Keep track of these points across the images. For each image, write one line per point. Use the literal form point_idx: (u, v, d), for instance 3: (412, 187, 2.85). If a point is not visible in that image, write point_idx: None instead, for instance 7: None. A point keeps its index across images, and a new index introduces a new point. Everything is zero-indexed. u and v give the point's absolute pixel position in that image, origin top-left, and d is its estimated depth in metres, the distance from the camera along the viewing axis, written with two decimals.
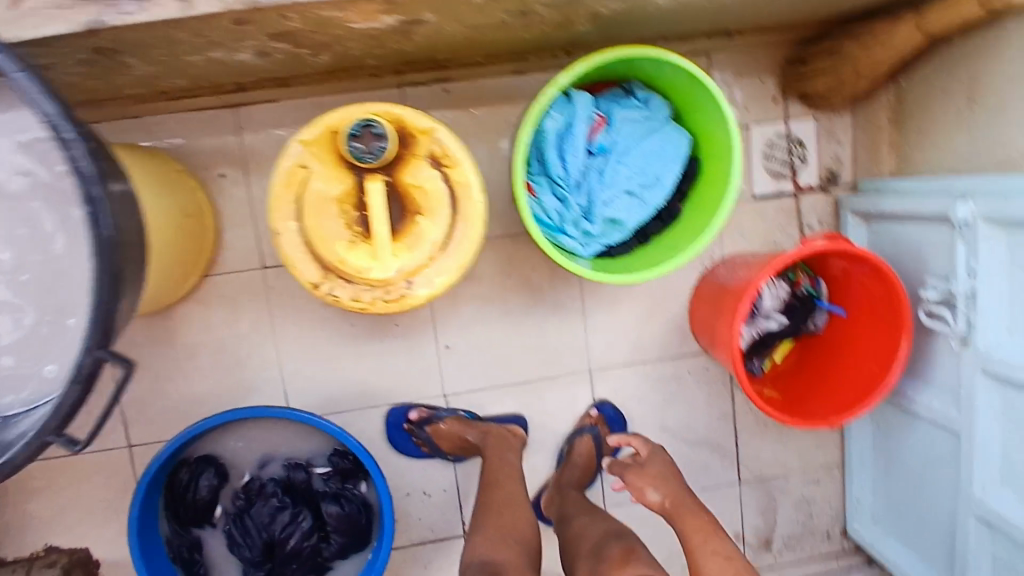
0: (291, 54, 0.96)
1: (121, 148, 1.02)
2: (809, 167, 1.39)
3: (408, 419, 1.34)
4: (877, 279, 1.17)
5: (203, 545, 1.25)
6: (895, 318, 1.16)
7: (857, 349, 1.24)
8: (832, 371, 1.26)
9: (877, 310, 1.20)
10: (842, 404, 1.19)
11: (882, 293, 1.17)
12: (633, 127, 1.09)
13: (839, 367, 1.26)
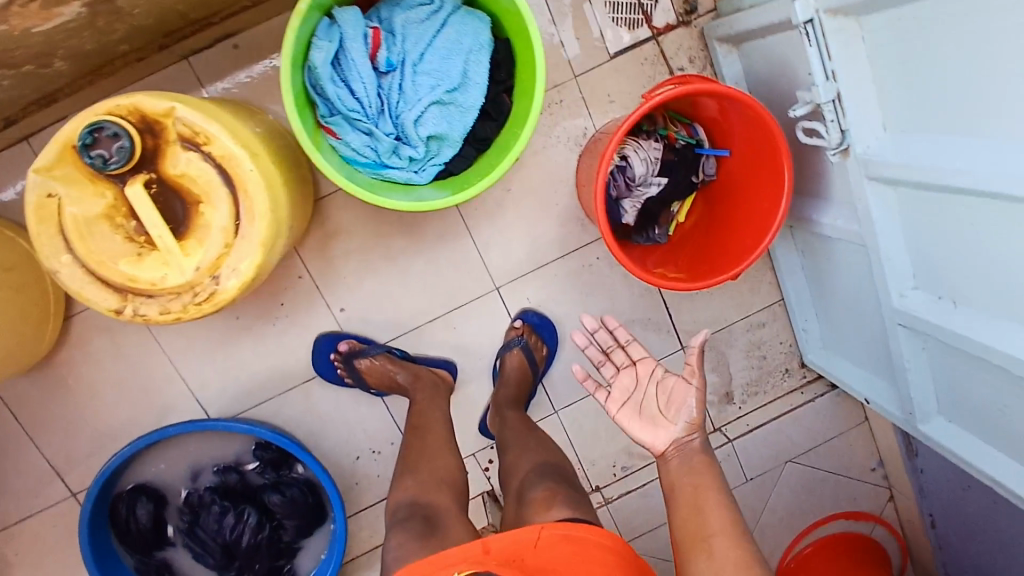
0: (17, 74, 0.91)
1: None
2: (661, 4, 1.25)
3: (337, 350, 1.27)
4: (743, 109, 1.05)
5: (171, 564, 1.27)
6: (772, 145, 1.04)
7: (749, 188, 1.14)
8: (733, 218, 1.17)
9: (756, 142, 1.09)
10: (743, 251, 1.10)
11: (753, 123, 1.05)
12: (419, 29, 0.96)
13: (737, 211, 1.16)
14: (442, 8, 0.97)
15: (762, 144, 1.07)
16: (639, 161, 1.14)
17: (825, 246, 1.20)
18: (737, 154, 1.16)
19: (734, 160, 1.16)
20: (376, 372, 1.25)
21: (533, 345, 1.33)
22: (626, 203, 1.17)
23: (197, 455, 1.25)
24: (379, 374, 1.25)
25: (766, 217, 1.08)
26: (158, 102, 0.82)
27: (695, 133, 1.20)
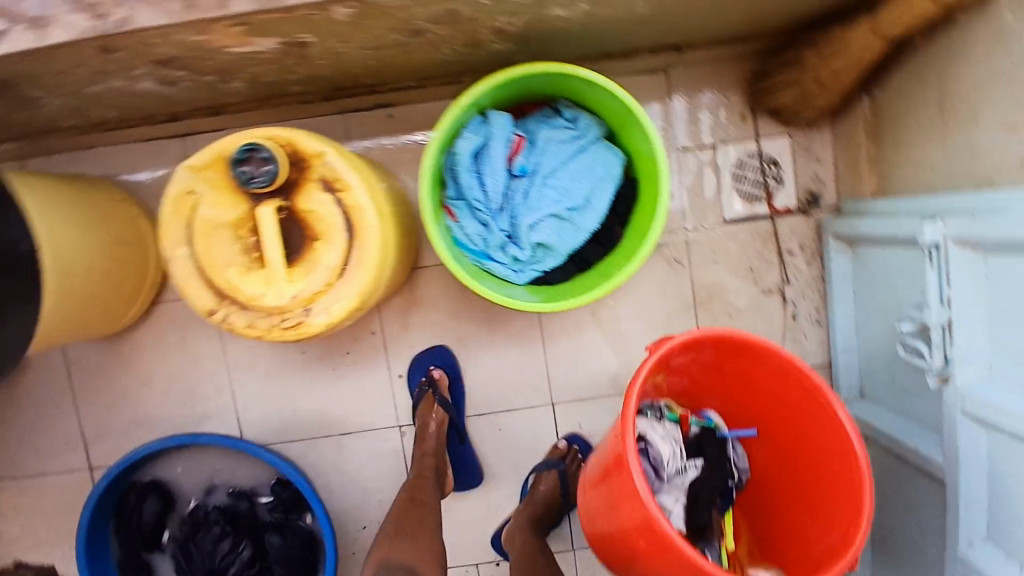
0: (199, 82, 0.96)
1: (31, 176, 0.99)
2: (786, 188, 1.27)
3: (438, 368, 1.30)
4: (784, 376, 0.93)
5: (152, 568, 1.27)
6: (812, 399, 0.91)
7: (811, 454, 0.96)
8: (812, 490, 0.96)
9: (795, 402, 0.96)
10: (844, 528, 0.87)
11: (800, 398, 0.94)
12: (558, 148, 1.03)
13: (811, 481, 0.96)
14: (584, 136, 1.03)
15: (802, 407, 0.94)
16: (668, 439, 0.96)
17: (901, 467, 1.13)
18: (764, 429, 1.04)
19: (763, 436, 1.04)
20: (428, 410, 1.26)
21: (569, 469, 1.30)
22: (666, 498, 0.96)
23: (215, 471, 1.24)
24: (427, 416, 1.26)
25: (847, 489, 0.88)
26: (313, 142, 0.89)
27: (709, 419, 1.06)
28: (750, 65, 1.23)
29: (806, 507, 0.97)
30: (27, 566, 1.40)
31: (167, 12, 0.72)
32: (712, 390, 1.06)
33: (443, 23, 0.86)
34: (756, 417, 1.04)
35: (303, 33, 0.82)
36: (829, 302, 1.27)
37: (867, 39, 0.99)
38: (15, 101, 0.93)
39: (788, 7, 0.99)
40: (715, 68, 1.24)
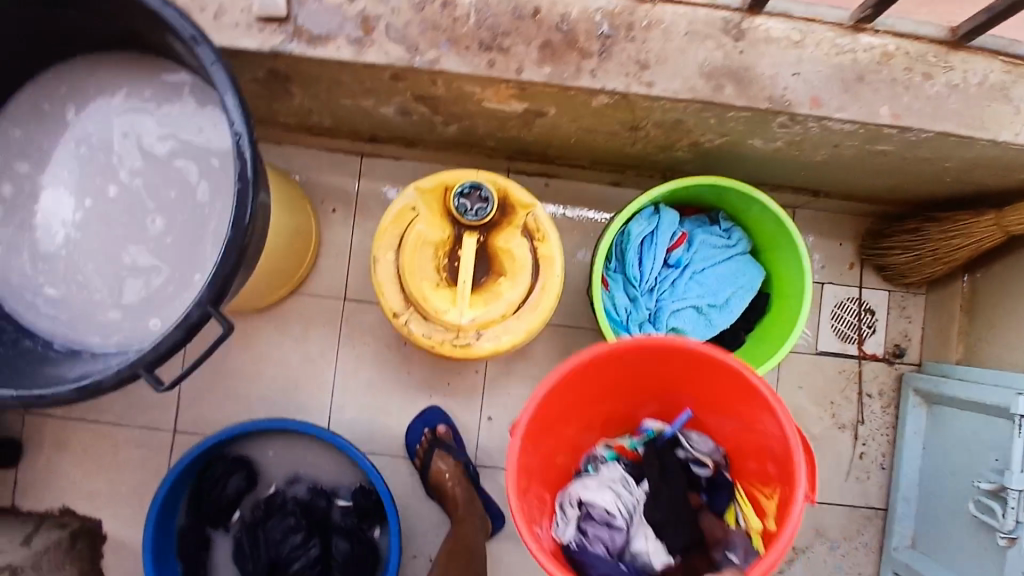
0: (426, 117, 1.11)
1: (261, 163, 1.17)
2: (876, 336, 1.39)
3: (432, 428, 1.35)
4: (662, 358, 0.97)
5: (211, 545, 1.29)
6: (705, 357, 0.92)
7: (729, 410, 1.01)
8: (743, 442, 1.02)
9: (697, 371, 0.98)
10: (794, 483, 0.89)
11: (683, 364, 0.97)
12: (710, 251, 1.15)
13: (739, 437, 1.02)
14: (735, 247, 1.16)
15: (666, 359, 0.97)
16: (605, 499, 0.99)
17: None
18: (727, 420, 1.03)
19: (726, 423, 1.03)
20: (449, 472, 1.32)
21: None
22: (639, 541, 0.99)
23: (305, 464, 1.31)
24: (448, 477, 1.32)
25: (756, 404, 0.92)
26: (525, 194, 1.02)
27: (651, 429, 1.10)
28: (868, 224, 1.38)
29: (755, 461, 1.00)
30: (71, 513, 1.37)
31: (470, 64, 0.88)
32: (619, 393, 1.06)
33: (662, 127, 1.01)
34: (675, 392, 1.05)
35: (550, 106, 0.97)
36: (897, 450, 1.36)
37: (991, 228, 1.15)
38: (272, 91, 1.05)
39: (929, 185, 1.16)
40: (839, 218, 1.38)
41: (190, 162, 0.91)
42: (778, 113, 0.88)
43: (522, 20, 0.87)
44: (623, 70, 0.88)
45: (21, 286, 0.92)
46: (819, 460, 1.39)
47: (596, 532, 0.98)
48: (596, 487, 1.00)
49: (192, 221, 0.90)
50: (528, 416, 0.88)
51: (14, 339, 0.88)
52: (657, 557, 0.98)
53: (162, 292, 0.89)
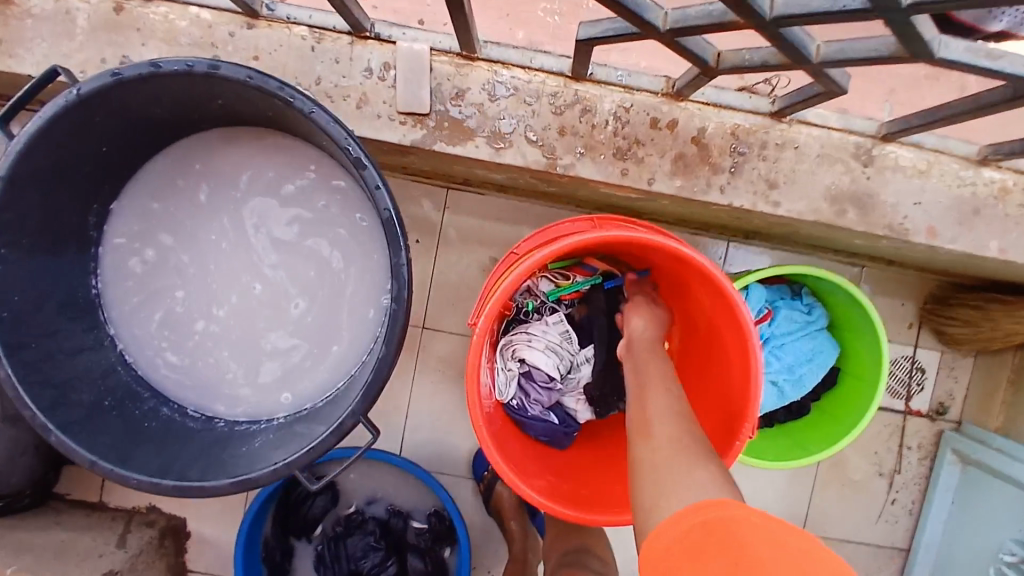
0: (532, 183, 1.12)
1: None
2: (923, 394, 1.45)
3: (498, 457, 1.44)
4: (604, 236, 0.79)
5: (293, 555, 1.39)
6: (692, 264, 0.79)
7: (722, 346, 0.86)
8: (709, 393, 0.89)
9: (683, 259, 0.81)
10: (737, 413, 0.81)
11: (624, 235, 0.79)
12: (792, 327, 1.19)
13: (708, 385, 0.89)
14: (814, 323, 1.20)
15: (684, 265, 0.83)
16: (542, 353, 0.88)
17: None
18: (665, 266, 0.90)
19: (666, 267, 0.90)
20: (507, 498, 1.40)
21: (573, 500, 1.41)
22: (570, 398, 0.92)
23: (383, 487, 1.40)
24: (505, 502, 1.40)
25: (738, 350, 0.81)
26: None
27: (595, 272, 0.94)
28: (932, 288, 1.42)
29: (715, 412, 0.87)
30: (158, 510, 1.47)
31: (603, 170, 0.90)
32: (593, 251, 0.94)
33: (768, 221, 1.04)
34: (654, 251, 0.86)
35: (664, 200, 0.99)
36: (927, 501, 1.45)
37: None
38: (388, 154, 1.07)
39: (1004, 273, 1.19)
40: (904, 279, 1.43)
41: (320, 239, 0.94)
42: (892, 239, 0.92)
43: (658, 130, 0.89)
44: (750, 186, 0.90)
45: (145, 346, 0.96)
46: (858, 504, 1.47)
47: (528, 400, 0.89)
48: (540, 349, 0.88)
49: (330, 298, 0.94)
50: (488, 319, 0.77)
51: (153, 408, 0.93)
52: (583, 414, 0.92)
53: (300, 367, 0.95)
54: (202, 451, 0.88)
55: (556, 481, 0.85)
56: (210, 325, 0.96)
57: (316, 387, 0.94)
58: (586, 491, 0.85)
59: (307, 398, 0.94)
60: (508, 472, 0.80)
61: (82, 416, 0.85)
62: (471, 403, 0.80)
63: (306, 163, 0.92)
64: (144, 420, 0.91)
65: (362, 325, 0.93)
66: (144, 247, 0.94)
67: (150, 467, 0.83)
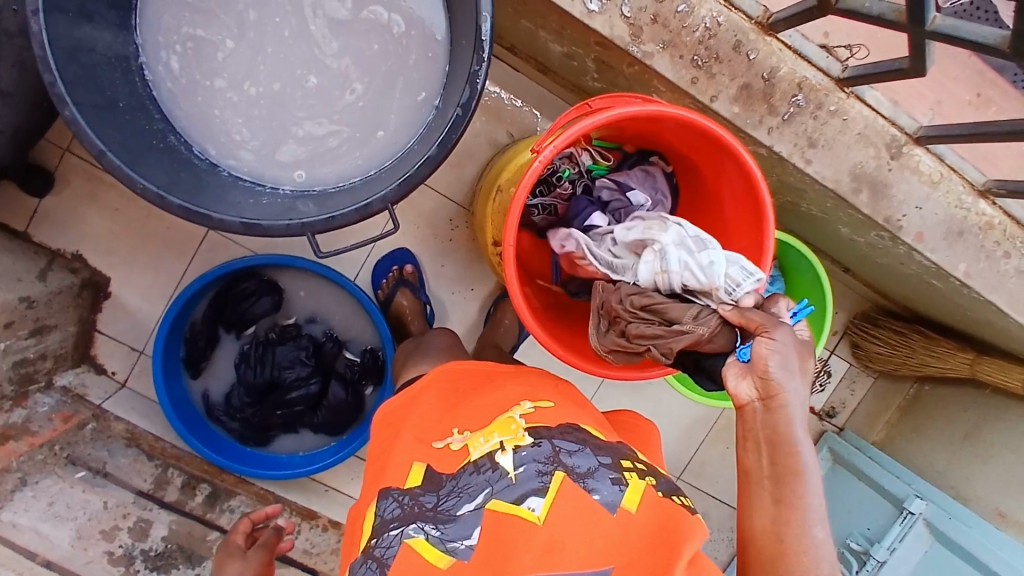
0: (586, 69, 1.14)
1: None
2: (822, 394, 1.61)
3: (402, 267, 1.43)
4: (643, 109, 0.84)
5: (216, 346, 1.37)
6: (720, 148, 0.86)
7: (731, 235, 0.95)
8: None
9: (708, 145, 0.89)
10: None
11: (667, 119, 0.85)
12: None
13: None
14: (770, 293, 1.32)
15: (713, 155, 0.91)
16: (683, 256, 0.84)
17: None
18: (689, 155, 0.97)
19: (692, 158, 0.97)
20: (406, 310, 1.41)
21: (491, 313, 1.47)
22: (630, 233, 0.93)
23: (330, 312, 1.42)
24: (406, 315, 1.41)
25: (754, 238, 0.89)
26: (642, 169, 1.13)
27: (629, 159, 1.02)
28: (865, 307, 1.58)
29: None
30: (83, 260, 1.41)
31: (676, 72, 0.94)
32: (632, 132, 1.00)
33: (782, 183, 1.11)
34: (682, 141, 0.94)
35: None
36: None
37: (962, 363, 1.37)
38: None
39: (939, 310, 1.33)
40: (847, 291, 1.57)
41: (382, 24, 0.92)
42: (886, 230, 1.02)
43: (738, 54, 0.93)
44: (793, 138, 0.97)
45: (172, 70, 0.91)
46: (732, 468, 1.64)
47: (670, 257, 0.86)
48: (712, 260, 0.81)
49: (383, 83, 0.93)
50: (554, 153, 0.80)
51: (162, 131, 0.89)
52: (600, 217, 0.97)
53: (333, 150, 0.93)
54: (206, 187, 0.85)
55: (558, 336, 0.96)
56: (233, 88, 0.92)
57: (339, 171, 0.93)
58: (578, 348, 0.96)
59: (323, 180, 0.93)
60: (522, 313, 0.88)
61: (93, 106, 0.80)
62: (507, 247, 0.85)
63: None
64: (153, 136, 0.87)
65: (412, 119, 0.92)
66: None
67: (157, 179, 0.81)
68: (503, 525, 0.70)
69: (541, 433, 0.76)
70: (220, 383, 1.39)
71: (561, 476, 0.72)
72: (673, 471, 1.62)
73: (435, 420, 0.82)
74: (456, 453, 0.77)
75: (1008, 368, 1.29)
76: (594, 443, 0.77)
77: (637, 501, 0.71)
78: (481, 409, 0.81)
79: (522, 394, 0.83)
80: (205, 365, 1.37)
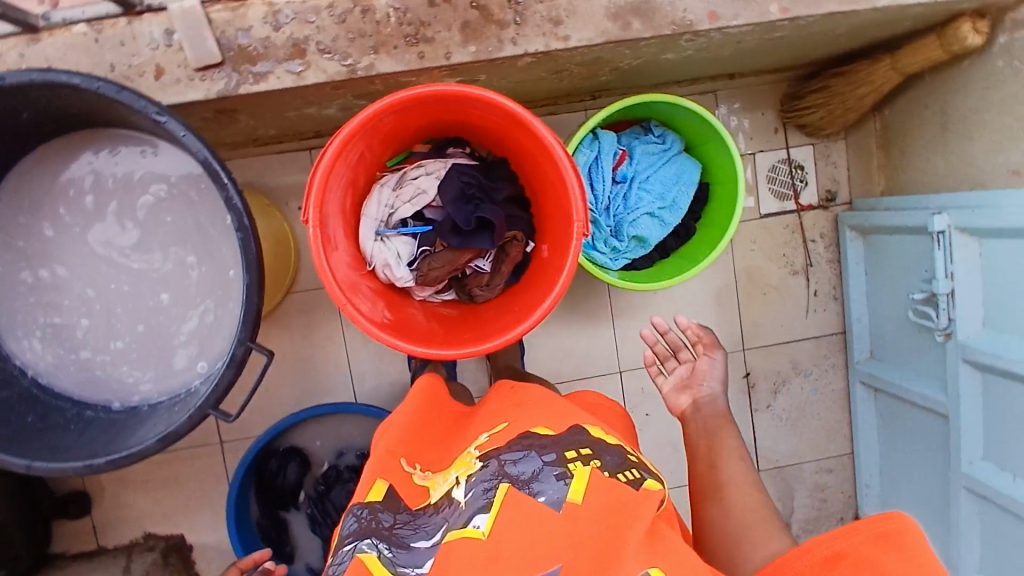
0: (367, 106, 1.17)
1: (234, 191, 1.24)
2: (809, 187, 1.56)
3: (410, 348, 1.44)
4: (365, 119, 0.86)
5: (288, 526, 1.46)
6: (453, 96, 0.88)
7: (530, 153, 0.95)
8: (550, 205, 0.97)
9: (447, 101, 0.90)
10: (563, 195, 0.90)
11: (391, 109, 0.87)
12: (650, 159, 1.29)
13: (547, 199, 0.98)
14: (669, 150, 1.30)
15: (460, 105, 0.92)
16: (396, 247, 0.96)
17: (906, 410, 1.45)
18: (453, 121, 0.98)
19: (456, 121, 0.99)
20: None
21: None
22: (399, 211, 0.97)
23: (347, 437, 1.46)
24: None
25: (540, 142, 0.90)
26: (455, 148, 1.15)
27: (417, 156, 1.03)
28: (783, 89, 1.51)
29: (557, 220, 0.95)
30: (155, 536, 1.53)
31: (402, 61, 0.96)
32: (404, 136, 0.98)
33: (583, 65, 1.10)
34: (434, 116, 0.96)
35: (480, 74, 1.04)
36: (845, 283, 1.57)
37: (888, 72, 1.28)
38: (219, 123, 1.10)
39: (824, 46, 1.26)
40: (754, 90, 1.52)
41: (167, 207, 1.00)
42: (682, 34, 0.99)
43: (437, 6, 0.94)
44: (540, 30, 0.96)
45: (55, 363, 1.01)
46: (781, 306, 1.59)
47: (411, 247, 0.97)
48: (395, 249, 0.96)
49: (207, 248, 1.00)
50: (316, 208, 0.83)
51: (77, 413, 0.98)
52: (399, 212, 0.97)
53: (213, 325, 1.00)
54: (129, 431, 0.93)
55: (454, 337, 0.94)
56: (109, 337, 1.02)
57: (223, 340, 0.99)
58: (477, 335, 0.94)
59: (218, 357, 0.99)
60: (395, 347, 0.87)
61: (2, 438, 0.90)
62: (341, 305, 0.86)
63: (136, 151, 0.98)
64: (70, 424, 0.96)
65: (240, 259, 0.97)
66: (31, 266, 1.00)
67: (81, 453, 0.89)
68: (453, 551, 0.69)
69: (489, 456, 0.79)
70: (315, 552, 1.47)
71: (506, 487, 0.73)
72: (731, 348, 1.59)
73: (410, 442, 0.90)
74: (417, 487, 0.83)
75: (922, 45, 1.20)
76: (539, 444, 0.78)
77: (582, 493, 0.71)
78: (439, 455, 0.89)
79: (482, 427, 0.89)
80: (291, 546, 1.46)
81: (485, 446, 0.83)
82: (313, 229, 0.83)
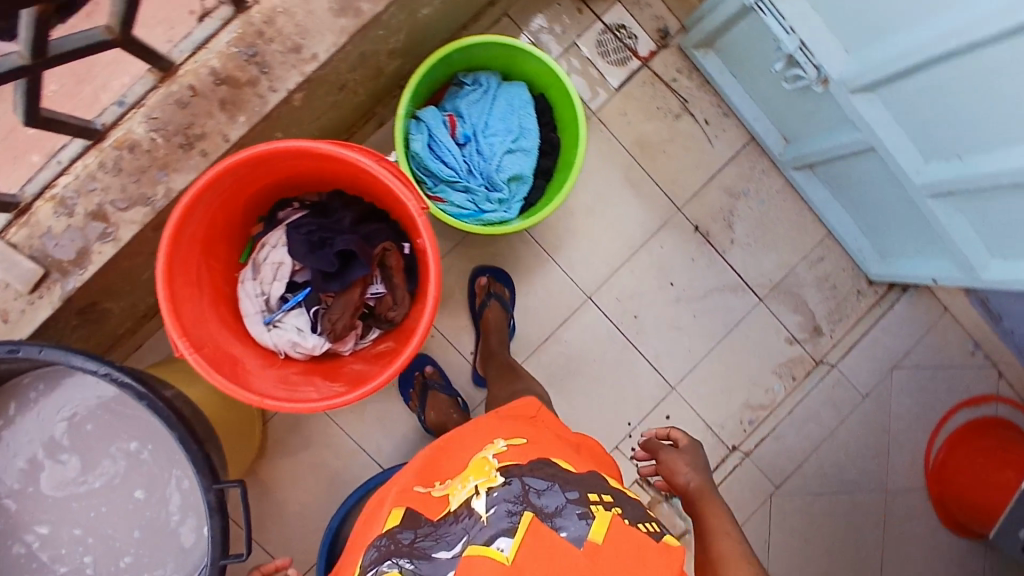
0: None
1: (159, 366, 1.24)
2: (641, 38, 1.57)
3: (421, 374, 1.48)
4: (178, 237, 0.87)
5: None
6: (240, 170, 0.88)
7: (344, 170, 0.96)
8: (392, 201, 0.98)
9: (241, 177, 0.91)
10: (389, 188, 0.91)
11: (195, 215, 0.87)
12: (478, 106, 1.28)
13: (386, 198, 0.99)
14: (490, 88, 1.29)
15: (256, 172, 0.92)
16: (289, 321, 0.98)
17: (844, 165, 1.44)
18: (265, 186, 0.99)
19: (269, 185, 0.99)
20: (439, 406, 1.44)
21: (496, 294, 1.49)
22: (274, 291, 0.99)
23: None
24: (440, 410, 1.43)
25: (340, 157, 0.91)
26: None
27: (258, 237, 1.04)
28: None
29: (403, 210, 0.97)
30: None
31: (194, 169, 0.97)
32: (234, 231, 1.00)
33: (357, 68, 1.11)
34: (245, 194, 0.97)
35: (275, 133, 1.05)
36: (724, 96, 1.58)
37: None
38: (93, 321, 1.11)
39: None
40: None
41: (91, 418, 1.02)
42: None
43: (189, 102, 0.95)
44: (289, 63, 0.97)
45: None
46: (685, 152, 1.59)
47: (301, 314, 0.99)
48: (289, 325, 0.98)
49: (145, 429, 1.02)
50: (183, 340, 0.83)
51: None
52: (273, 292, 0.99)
53: (192, 488, 1.02)
54: None
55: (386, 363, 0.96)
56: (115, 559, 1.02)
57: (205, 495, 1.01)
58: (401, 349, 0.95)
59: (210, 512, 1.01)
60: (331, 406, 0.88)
61: None
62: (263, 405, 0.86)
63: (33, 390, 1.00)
64: None
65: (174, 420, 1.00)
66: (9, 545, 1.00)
67: None
68: (475, 566, 0.72)
69: (511, 473, 0.80)
70: None
71: (529, 515, 0.75)
72: (668, 214, 1.59)
73: (423, 466, 0.93)
74: (437, 501, 0.85)
75: None
76: (562, 478, 0.81)
77: (601, 533, 0.74)
78: (453, 466, 0.91)
79: (500, 434, 0.92)
80: None
81: (505, 458, 0.85)
82: (195, 359, 0.84)
